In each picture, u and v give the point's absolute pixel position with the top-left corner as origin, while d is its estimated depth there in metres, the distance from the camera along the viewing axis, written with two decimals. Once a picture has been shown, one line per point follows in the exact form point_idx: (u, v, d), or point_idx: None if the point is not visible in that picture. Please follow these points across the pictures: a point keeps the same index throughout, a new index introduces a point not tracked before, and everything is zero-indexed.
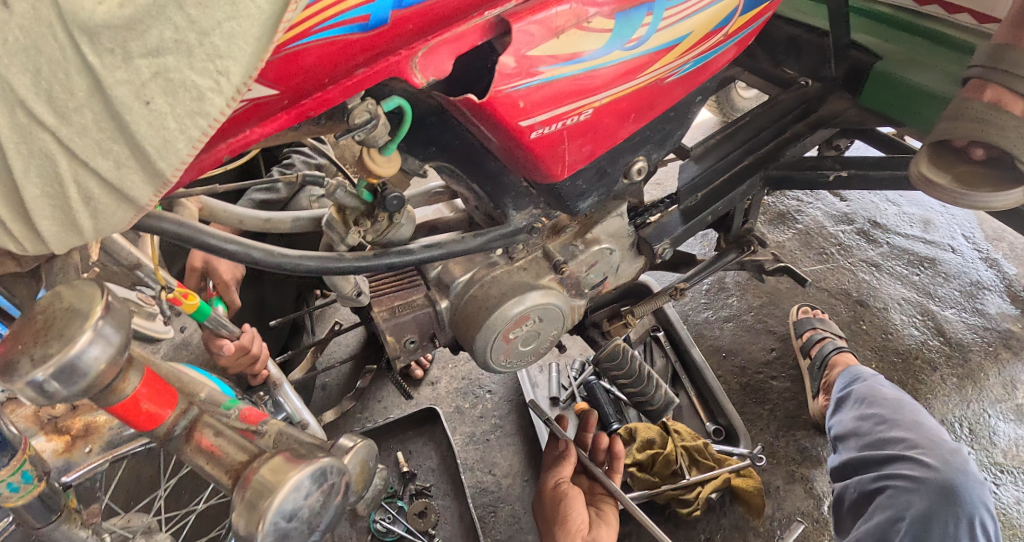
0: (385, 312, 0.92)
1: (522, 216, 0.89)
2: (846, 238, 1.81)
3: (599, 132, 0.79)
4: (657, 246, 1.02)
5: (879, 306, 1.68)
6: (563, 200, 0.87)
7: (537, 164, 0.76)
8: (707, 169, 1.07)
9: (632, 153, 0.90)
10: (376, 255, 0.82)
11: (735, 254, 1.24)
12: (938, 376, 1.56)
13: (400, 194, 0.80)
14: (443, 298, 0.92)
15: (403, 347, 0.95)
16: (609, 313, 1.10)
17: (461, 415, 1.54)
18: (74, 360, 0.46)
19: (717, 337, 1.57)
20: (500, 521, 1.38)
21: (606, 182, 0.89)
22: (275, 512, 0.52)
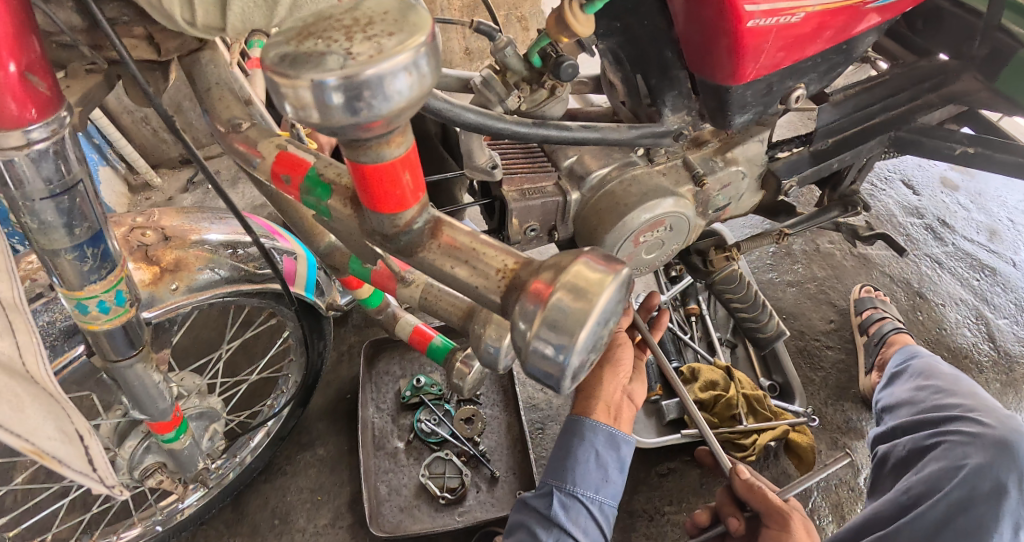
0: (515, 193, 0.88)
1: (675, 119, 0.88)
2: (913, 229, 1.79)
3: (795, 44, 0.78)
4: (784, 182, 1.06)
5: (937, 301, 1.67)
6: (725, 108, 0.85)
7: (734, 60, 0.74)
8: (845, 116, 1.07)
9: (795, 79, 0.89)
10: (535, 125, 0.79)
11: (838, 211, 1.24)
12: (983, 378, 1.57)
13: (574, 63, 0.76)
14: (574, 190, 0.90)
15: (522, 233, 0.91)
16: (715, 241, 1.08)
17: None
18: (379, 75, 0.34)
19: (780, 298, 1.58)
20: (546, 439, 1.42)
21: (766, 100, 0.88)
22: (592, 325, 0.41)
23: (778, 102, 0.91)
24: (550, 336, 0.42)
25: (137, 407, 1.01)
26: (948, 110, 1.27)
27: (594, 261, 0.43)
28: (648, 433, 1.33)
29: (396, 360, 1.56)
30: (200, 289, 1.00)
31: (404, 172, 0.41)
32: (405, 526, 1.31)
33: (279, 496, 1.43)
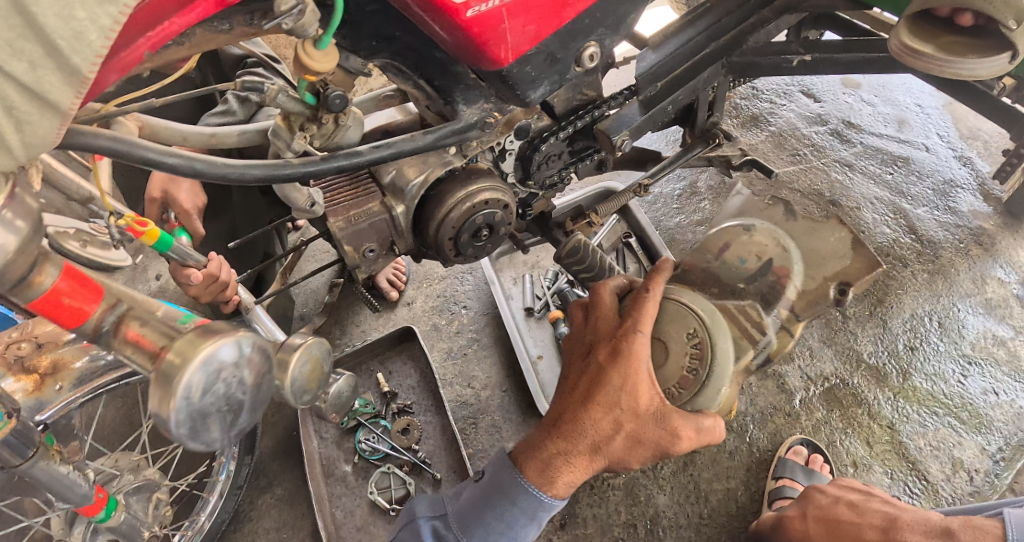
0: (341, 222, 0.93)
1: (474, 110, 0.90)
2: (818, 137, 1.78)
3: (544, 10, 0.77)
4: (616, 138, 1.04)
5: (852, 205, 1.66)
6: (515, 88, 0.85)
7: (480, 48, 0.74)
8: (664, 57, 1.07)
9: (583, 40, 0.86)
10: (326, 159, 0.83)
11: (701, 147, 1.26)
12: (911, 272, 1.55)
13: (342, 94, 0.81)
14: (399, 204, 0.95)
15: (362, 257, 0.98)
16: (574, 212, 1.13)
17: (438, 332, 1.55)
18: None
19: (689, 241, 1.58)
20: (481, 432, 1.42)
21: (558, 69, 0.87)
22: (183, 389, 0.53)
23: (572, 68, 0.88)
24: (160, 407, 0.54)
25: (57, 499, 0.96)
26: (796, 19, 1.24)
27: (197, 337, 0.55)
28: None
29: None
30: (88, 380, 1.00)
31: (62, 298, 0.54)
32: None
33: None
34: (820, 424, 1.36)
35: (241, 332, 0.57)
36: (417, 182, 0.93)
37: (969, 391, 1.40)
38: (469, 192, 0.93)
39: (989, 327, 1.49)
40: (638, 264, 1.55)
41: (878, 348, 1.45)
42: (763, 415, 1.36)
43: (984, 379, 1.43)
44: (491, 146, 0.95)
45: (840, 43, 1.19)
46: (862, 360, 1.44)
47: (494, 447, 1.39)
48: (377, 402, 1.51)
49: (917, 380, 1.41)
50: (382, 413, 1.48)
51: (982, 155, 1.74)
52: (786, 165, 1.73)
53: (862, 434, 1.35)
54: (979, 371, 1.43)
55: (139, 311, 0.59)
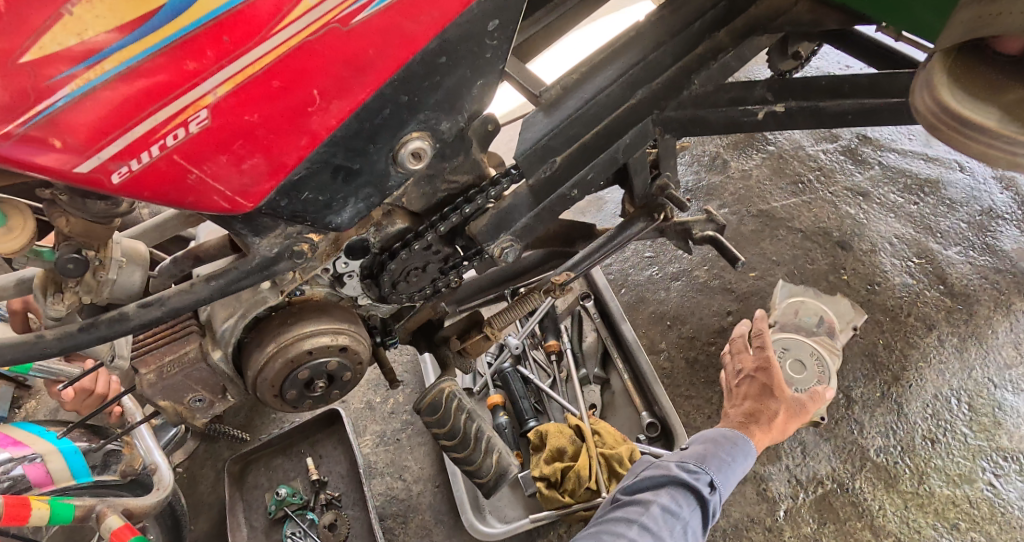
0: (152, 374, 0.77)
1: (275, 238, 0.70)
2: (828, 159, 1.47)
3: (262, 132, 0.54)
4: (494, 246, 0.80)
5: (865, 247, 1.36)
6: (308, 215, 0.64)
7: (178, 204, 0.54)
8: (559, 124, 0.81)
9: (399, 130, 0.62)
10: (81, 331, 0.66)
11: (645, 222, 1.00)
12: (935, 337, 1.27)
13: (78, 257, 0.64)
14: (216, 349, 0.78)
15: (190, 408, 0.82)
16: (466, 322, 0.91)
17: (372, 411, 1.37)
18: None
19: (661, 301, 1.32)
20: (410, 533, 1.24)
21: (358, 184, 0.63)
22: None
23: (391, 173, 0.64)
24: None
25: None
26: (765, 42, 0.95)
27: None
28: (513, 511, 1.18)
29: (261, 472, 1.41)
30: None
31: None
32: None
33: None
34: None
35: None
36: (228, 325, 0.75)
37: (1003, 497, 1.13)
38: (287, 340, 0.73)
39: None
40: (596, 335, 1.28)
41: (888, 439, 1.19)
42: (737, 529, 1.13)
43: None
44: (319, 272, 0.75)
45: (826, 83, 0.90)
46: (866, 456, 1.18)
47: None
48: (306, 490, 1.36)
49: (934, 484, 1.15)
50: (308, 505, 1.33)
51: None
52: (786, 197, 1.43)
53: None
54: (1018, 470, 1.15)
55: None
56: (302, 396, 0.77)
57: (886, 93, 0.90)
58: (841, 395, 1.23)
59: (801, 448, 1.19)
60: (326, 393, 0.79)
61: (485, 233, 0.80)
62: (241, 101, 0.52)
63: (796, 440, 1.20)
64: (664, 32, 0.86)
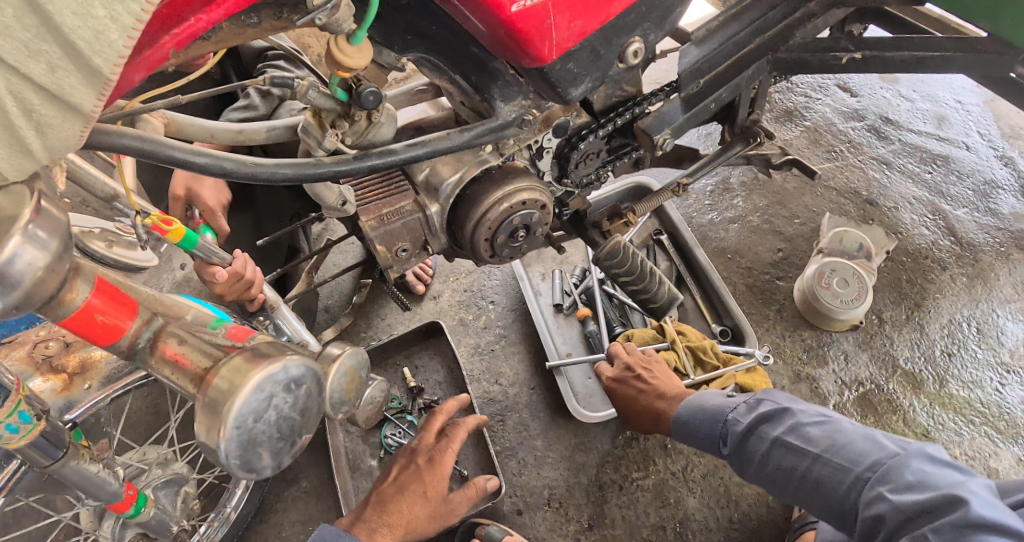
0: (373, 221, 0.93)
1: (512, 107, 0.90)
2: (856, 134, 1.77)
3: (590, 5, 0.79)
4: (657, 137, 1.03)
5: (889, 205, 1.63)
6: (554, 86, 0.86)
7: (526, 44, 0.78)
8: (708, 53, 1.04)
9: (627, 35, 0.86)
10: (357, 158, 0.82)
11: (741, 146, 1.21)
12: (948, 275, 1.52)
13: (376, 90, 0.80)
14: (432, 203, 0.95)
15: (395, 256, 0.97)
16: (609, 212, 1.12)
17: (464, 327, 1.54)
18: (5, 265, 0.43)
19: (721, 239, 1.55)
20: (508, 429, 1.38)
21: (600, 65, 0.87)
22: (236, 416, 0.49)
23: (615, 64, 0.89)
24: (204, 433, 0.50)
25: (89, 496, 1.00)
26: (845, 13, 1.21)
27: (245, 361, 0.51)
28: (605, 404, 1.35)
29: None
30: (116, 378, 1.01)
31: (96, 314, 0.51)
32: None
33: (275, 533, 1.47)
34: None
35: (292, 355, 0.53)
36: (452, 181, 0.93)
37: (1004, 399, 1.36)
38: (505, 192, 0.94)
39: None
40: (670, 262, 1.47)
41: (914, 352, 1.43)
42: None
43: None
44: (527, 144, 0.95)
45: (891, 40, 1.17)
46: (897, 365, 1.41)
47: (521, 446, 1.36)
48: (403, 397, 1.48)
49: (952, 387, 1.38)
50: (409, 408, 1.45)
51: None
52: (822, 162, 1.70)
53: None
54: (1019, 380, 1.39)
55: (173, 324, 0.57)
56: (507, 243, 0.98)
57: (937, 50, 1.16)
58: (874, 316, 1.46)
59: (844, 356, 1.41)
60: (520, 244, 1.00)
61: (649, 129, 1.02)
62: None
63: (840, 350, 1.41)
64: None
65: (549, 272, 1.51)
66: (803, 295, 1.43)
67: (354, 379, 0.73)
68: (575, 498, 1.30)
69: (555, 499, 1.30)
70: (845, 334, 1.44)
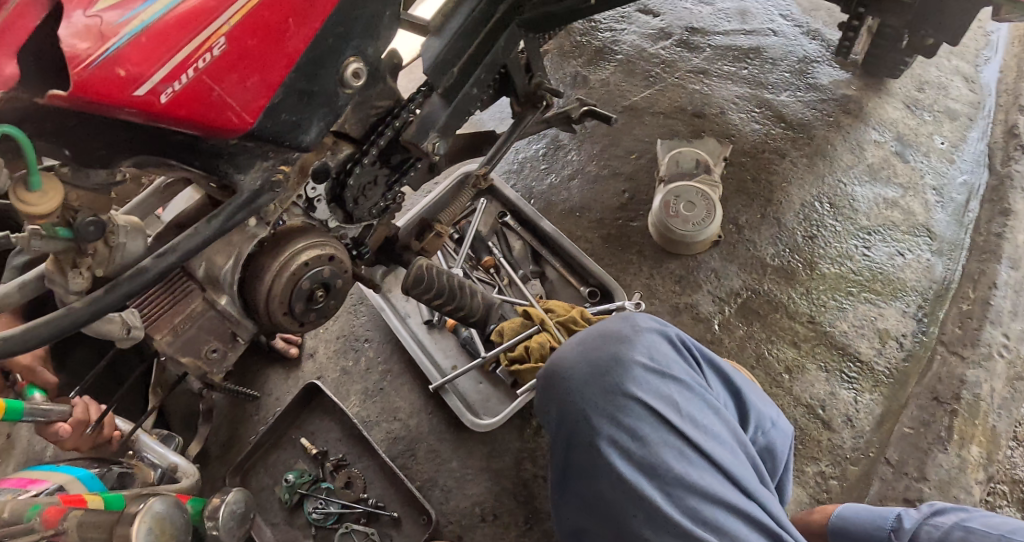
0: (168, 334, 0.87)
1: (256, 173, 0.85)
2: (667, 53, 1.77)
3: (252, 59, 0.78)
4: (425, 143, 1.00)
5: (717, 111, 1.64)
6: (282, 137, 0.85)
7: (206, 124, 0.76)
8: (450, 40, 1.02)
9: (335, 60, 0.86)
10: (108, 289, 0.75)
11: (532, 114, 1.19)
12: (789, 161, 1.56)
13: (97, 219, 0.73)
14: (221, 296, 0.90)
15: (208, 360, 0.91)
16: (417, 227, 1.10)
17: (349, 376, 1.45)
18: None
19: (567, 198, 1.50)
20: (422, 461, 1.34)
21: (320, 101, 0.87)
22: None
23: (340, 92, 0.89)
24: None
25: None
26: None
27: None
28: (504, 404, 1.31)
29: (262, 473, 1.40)
30: None
31: None
32: None
33: None
34: (746, 340, 1.35)
35: None
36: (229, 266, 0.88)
37: (876, 259, 1.45)
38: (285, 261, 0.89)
39: (875, 193, 1.54)
40: (523, 241, 1.45)
41: (778, 247, 1.44)
42: None
43: (887, 243, 1.49)
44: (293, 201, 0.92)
45: None
46: (766, 264, 1.42)
47: (438, 475, 1.31)
48: (311, 467, 1.39)
49: (824, 267, 1.43)
50: (321, 476, 1.37)
51: (825, 25, 1.82)
52: (643, 90, 1.69)
53: (790, 339, 1.36)
54: (881, 238, 1.48)
55: None
56: (308, 308, 0.93)
57: None
58: (732, 224, 1.46)
59: (714, 274, 1.40)
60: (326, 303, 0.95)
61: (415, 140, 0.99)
62: (237, 33, 0.76)
63: (709, 270, 1.41)
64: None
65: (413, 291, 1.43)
66: (658, 231, 1.41)
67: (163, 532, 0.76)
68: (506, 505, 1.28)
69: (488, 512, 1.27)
70: (709, 252, 1.43)
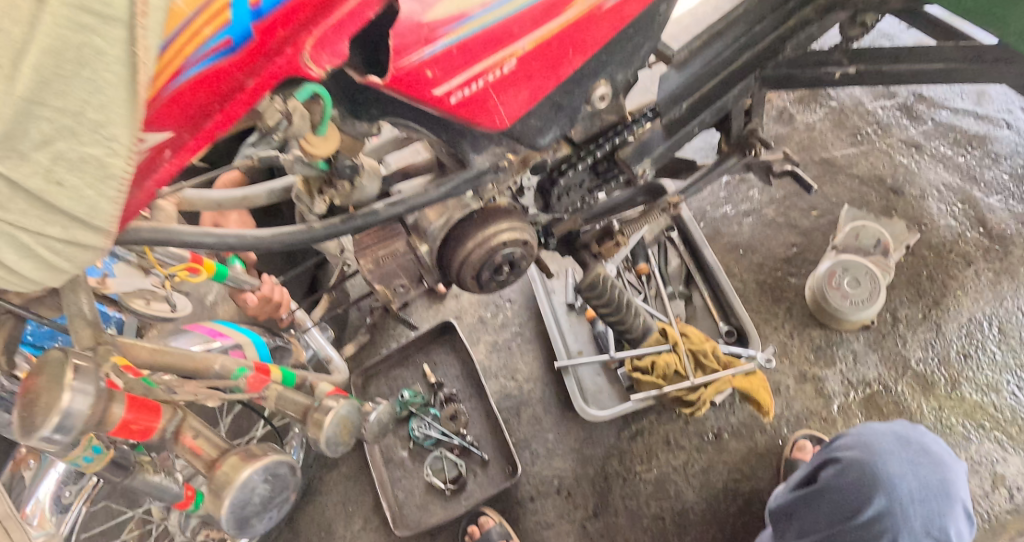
0: (371, 263, 1.02)
1: (485, 157, 0.96)
2: (884, 115, 1.70)
3: (533, 77, 0.85)
4: (636, 167, 1.09)
5: (916, 194, 1.58)
6: (522, 137, 0.93)
7: (475, 122, 0.84)
8: (689, 79, 1.06)
9: (594, 78, 0.93)
10: (345, 222, 0.90)
11: (737, 158, 1.23)
12: (972, 271, 1.48)
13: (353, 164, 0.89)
14: (422, 243, 1.03)
15: (395, 291, 1.07)
16: (597, 232, 1.18)
17: (484, 324, 1.62)
18: (66, 413, 0.57)
19: (735, 234, 1.56)
20: (523, 422, 1.49)
21: (564, 113, 0.94)
22: (230, 501, 0.65)
23: (582, 107, 0.96)
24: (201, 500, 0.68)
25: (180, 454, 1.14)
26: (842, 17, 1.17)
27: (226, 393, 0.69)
28: (611, 401, 1.42)
29: (383, 382, 1.61)
30: None
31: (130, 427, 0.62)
32: (425, 522, 1.47)
33: (319, 513, 1.55)
34: (857, 431, 1.38)
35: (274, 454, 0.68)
36: (440, 221, 1.01)
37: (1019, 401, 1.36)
38: (488, 239, 1.01)
39: None
40: (681, 260, 1.51)
41: (927, 352, 1.42)
42: (799, 418, 1.39)
43: None
44: (508, 185, 1.04)
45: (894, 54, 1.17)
46: (908, 366, 1.42)
47: (533, 439, 1.46)
48: (426, 391, 1.57)
49: (964, 390, 1.38)
50: (431, 401, 1.55)
51: None
52: (846, 146, 1.65)
53: None
54: None
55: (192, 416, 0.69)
56: (492, 278, 1.06)
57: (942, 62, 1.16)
58: (888, 315, 1.45)
59: (853, 356, 1.42)
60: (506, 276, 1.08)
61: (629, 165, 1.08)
62: (527, 57, 0.83)
63: (848, 350, 1.43)
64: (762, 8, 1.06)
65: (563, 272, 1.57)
66: (813, 294, 1.44)
67: (345, 429, 0.77)
68: (582, 487, 1.41)
69: (564, 487, 1.42)
70: (855, 333, 1.44)
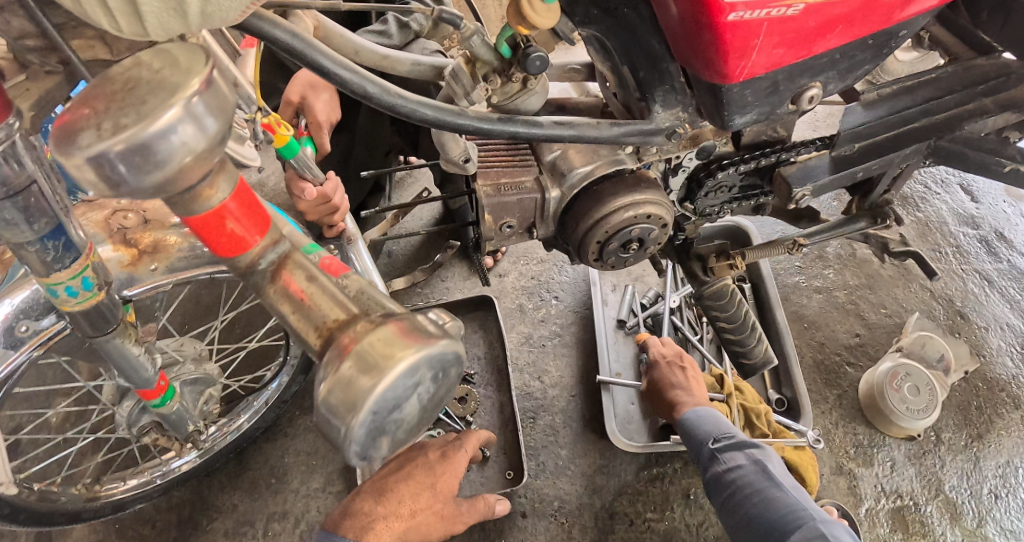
0: (489, 188, 0.88)
1: (668, 116, 0.87)
2: (965, 241, 1.68)
3: (797, 36, 0.75)
4: (797, 189, 0.96)
5: (980, 324, 1.54)
6: (722, 107, 0.82)
7: (719, 55, 0.73)
8: (874, 118, 0.97)
9: (810, 77, 0.83)
10: (502, 121, 0.80)
11: (867, 223, 1.12)
12: (1019, 416, 1.43)
13: (543, 56, 0.79)
14: (554, 188, 0.89)
15: (498, 229, 0.91)
16: (718, 248, 1.07)
17: (522, 313, 1.46)
18: (152, 137, 0.34)
19: (803, 305, 1.50)
20: (536, 430, 1.32)
21: (773, 100, 0.84)
22: (374, 400, 0.38)
23: (786, 104, 0.86)
24: (333, 406, 0.39)
25: (120, 374, 0.87)
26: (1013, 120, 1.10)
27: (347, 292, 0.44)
28: (640, 436, 1.29)
29: None
30: (185, 270, 0.86)
31: (227, 221, 0.41)
32: None
33: (276, 457, 1.42)
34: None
35: (447, 339, 0.41)
36: (584, 170, 0.87)
37: None
38: (637, 201, 0.88)
39: None
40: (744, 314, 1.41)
41: (961, 481, 1.35)
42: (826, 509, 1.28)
43: None
44: (668, 157, 0.91)
45: None
46: (941, 488, 1.34)
47: (544, 450, 1.30)
48: None
49: (991, 530, 1.29)
50: None
51: None
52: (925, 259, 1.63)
53: None
54: None
55: (298, 252, 0.46)
56: (617, 253, 0.93)
57: None
58: (932, 433, 1.39)
59: (891, 463, 1.35)
60: (627, 257, 0.95)
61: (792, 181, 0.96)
62: (811, 10, 0.73)
63: (888, 456, 1.35)
64: (959, 82, 0.99)
65: (621, 286, 1.46)
66: (868, 388, 1.37)
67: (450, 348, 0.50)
68: (582, 518, 1.24)
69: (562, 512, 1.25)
70: (898, 440, 1.37)
